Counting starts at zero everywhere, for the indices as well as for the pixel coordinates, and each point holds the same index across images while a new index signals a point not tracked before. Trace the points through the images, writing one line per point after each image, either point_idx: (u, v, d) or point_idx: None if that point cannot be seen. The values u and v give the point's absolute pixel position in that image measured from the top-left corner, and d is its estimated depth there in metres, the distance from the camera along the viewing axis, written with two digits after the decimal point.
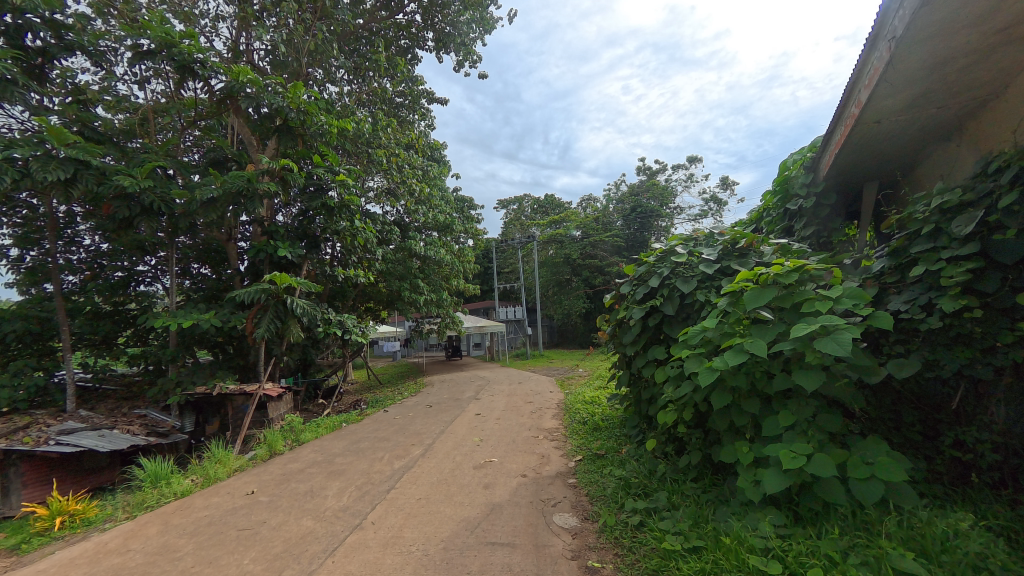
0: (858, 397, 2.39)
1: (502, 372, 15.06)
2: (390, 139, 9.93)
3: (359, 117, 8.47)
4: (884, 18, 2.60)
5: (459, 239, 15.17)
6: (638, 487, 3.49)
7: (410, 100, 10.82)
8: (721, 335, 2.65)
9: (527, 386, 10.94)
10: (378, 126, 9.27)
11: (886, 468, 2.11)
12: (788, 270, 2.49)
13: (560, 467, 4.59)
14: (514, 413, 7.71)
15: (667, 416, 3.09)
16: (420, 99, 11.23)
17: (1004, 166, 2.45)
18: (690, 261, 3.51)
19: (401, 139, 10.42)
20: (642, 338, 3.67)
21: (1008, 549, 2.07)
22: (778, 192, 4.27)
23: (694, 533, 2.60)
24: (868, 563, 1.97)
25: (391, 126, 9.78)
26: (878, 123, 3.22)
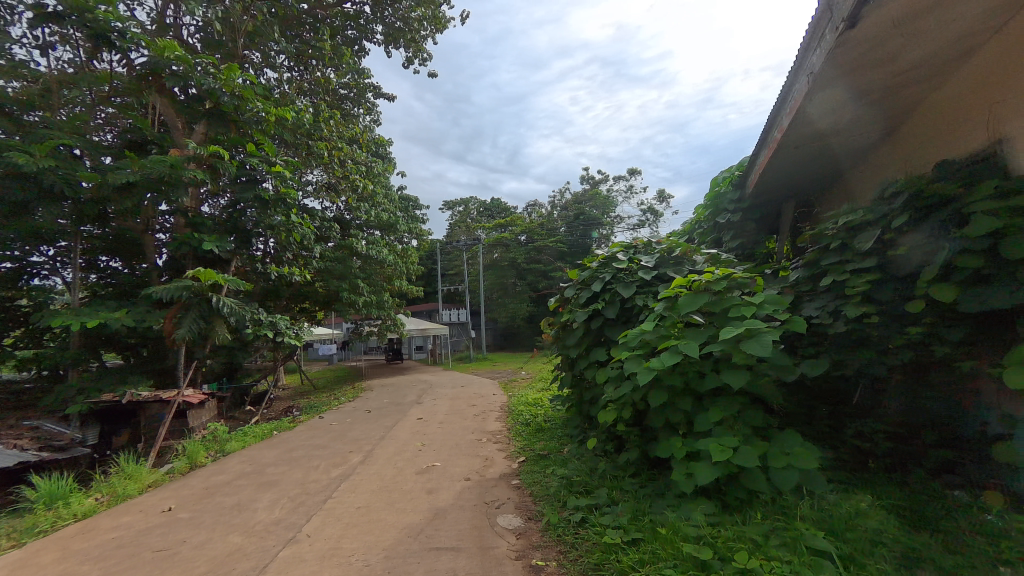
0: (778, 395, 2.64)
1: (445, 375, 14.93)
2: (333, 132, 9.50)
3: (300, 106, 8.03)
4: (805, 55, 2.92)
5: (403, 239, 14.85)
6: (580, 485, 3.58)
7: (356, 95, 10.44)
8: (659, 338, 2.76)
9: (470, 390, 10.94)
10: (321, 117, 8.85)
11: (800, 457, 2.36)
12: (718, 278, 2.72)
13: (504, 469, 4.63)
14: (458, 416, 7.67)
15: (607, 415, 3.20)
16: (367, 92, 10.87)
17: (897, 193, 2.85)
18: (630, 268, 3.70)
19: (345, 132, 10.02)
20: (584, 340, 3.80)
21: (899, 524, 2.37)
22: (709, 206, 4.75)
23: (634, 526, 2.72)
24: (786, 544, 2.18)
25: (335, 118, 9.36)
26: (799, 147, 3.59)
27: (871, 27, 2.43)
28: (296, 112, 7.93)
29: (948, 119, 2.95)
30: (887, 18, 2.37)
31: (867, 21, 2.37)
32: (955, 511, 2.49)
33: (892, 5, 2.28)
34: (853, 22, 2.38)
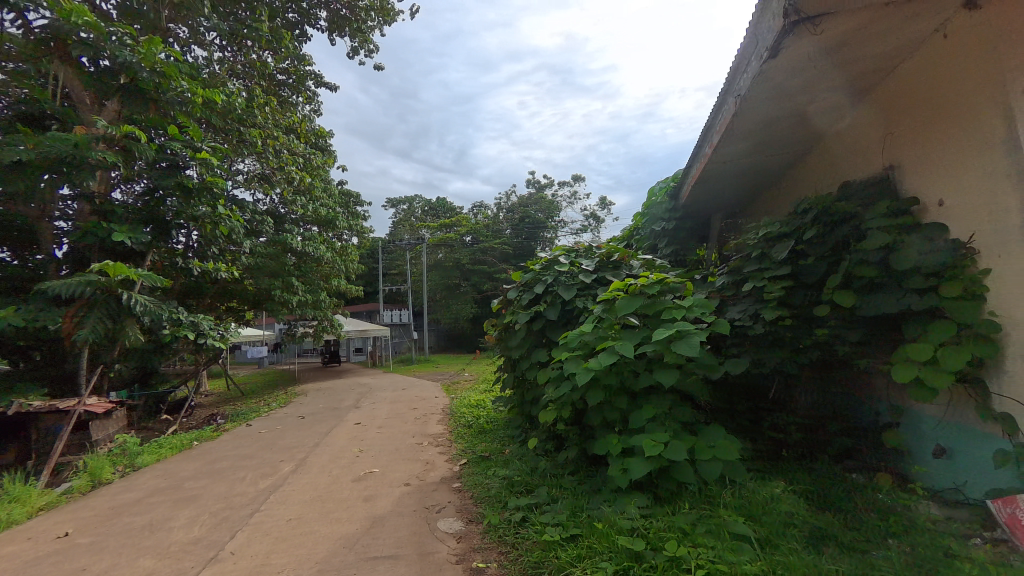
0: (704, 392, 2.84)
1: (385, 378, 14.47)
2: (269, 119, 8.90)
3: (232, 90, 7.45)
4: (734, 79, 3.16)
5: (343, 237, 14.24)
6: (521, 485, 3.63)
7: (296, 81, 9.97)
8: (597, 339, 2.87)
9: (411, 392, 10.71)
10: (256, 103, 8.27)
11: (723, 450, 2.56)
12: (652, 282, 2.88)
13: (445, 472, 4.59)
14: (398, 420, 7.48)
15: (548, 415, 3.27)
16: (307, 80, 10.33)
17: (808, 209, 3.17)
18: (571, 271, 3.81)
19: (282, 121, 9.43)
20: (526, 342, 3.86)
21: (805, 506, 2.64)
22: (646, 214, 5.02)
23: (572, 523, 2.81)
24: (711, 531, 2.35)
25: (270, 105, 8.78)
26: (727, 162, 3.89)
27: (789, 60, 2.69)
28: (227, 95, 7.34)
29: (854, 145, 3.34)
30: (802, 52, 2.64)
31: (786, 53, 2.63)
32: (851, 492, 2.81)
33: (807, 42, 2.55)
34: (774, 53, 2.63)
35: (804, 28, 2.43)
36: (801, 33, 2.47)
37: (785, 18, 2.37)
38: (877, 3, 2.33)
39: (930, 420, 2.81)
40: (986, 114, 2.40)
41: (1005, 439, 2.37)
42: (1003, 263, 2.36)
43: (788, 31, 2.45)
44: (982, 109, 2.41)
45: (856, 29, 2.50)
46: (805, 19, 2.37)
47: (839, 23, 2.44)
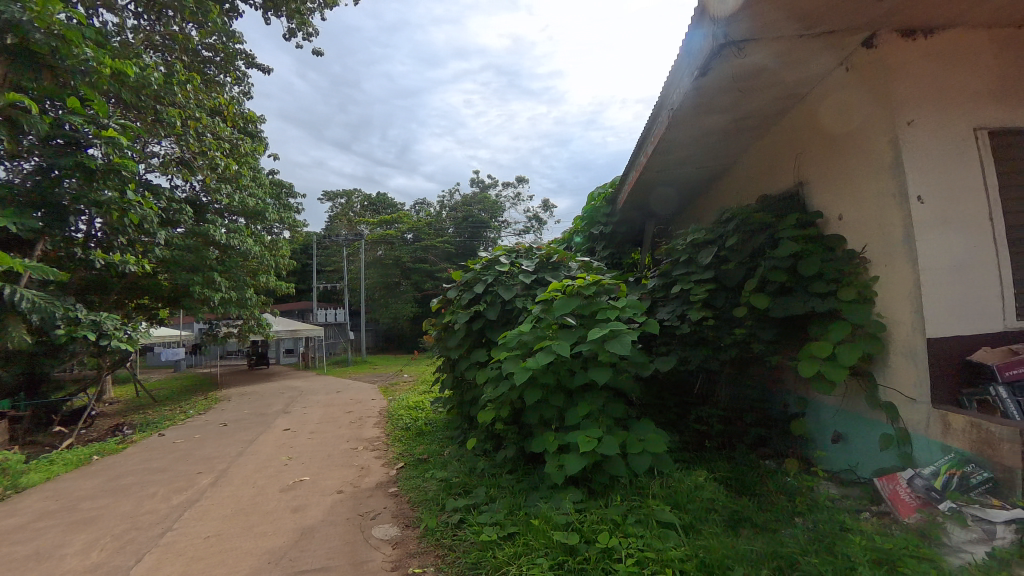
0: (635, 388, 2.97)
1: (318, 380, 13.75)
2: (191, 99, 8.14)
3: (148, 63, 6.73)
4: (667, 93, 3.34)
5: (273, 230, 13.35)
6: (459, 486, 3.60)
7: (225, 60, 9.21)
8: (535, 339, 2.90)
9: (347, 395, 10.25)
10: (176, 80, 7.53)
11: (652, 443, 2.69)
12: (588, 283, 2.97)
13: (381, 477, 4.44)
14: (332, 424, 7.13)
15: (486, 415, 3.26)
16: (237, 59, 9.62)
17: (730, 218, 3.43)
18: (511, 271, 3.84)
19: (206, 102, 8.67)
20: (466, 342, 3.82)
21: (724, 492, 2.84)
22: (585, 218, 5.20)
23: (509, 521, 2.82)
24: (640, 520, 2.46)
25: (193, 84, 8.03)
26: (660, 172, 4.11)
27: (716, 79, 2.89)
28: (141, 69, 6.62)
29: (771, 163, 3.66)
30: (728, 74, 2.85)
31: (714, 73, 2.83)
32: (763, 477, 3.07)
33: (732, 64, 2.75)
34: (703, 72, 2.81)
35: (729, 51, 2.63)
36: (727, 55, 2.67)
37: (714, 40, 2.54)
38: (791, 35, 2.57)
39: (829, 410, 3.17)
40: (876, 142, 2.72)
41: (887, 425, 2.71)
42: (887, 272, 2.68)
43: (716, 52, 2.63)
44: (875, 136, 2.73)
45: (773, 56, 2.74)
46: (730, 43, 2.56)
47: (760, 50, 2.66)
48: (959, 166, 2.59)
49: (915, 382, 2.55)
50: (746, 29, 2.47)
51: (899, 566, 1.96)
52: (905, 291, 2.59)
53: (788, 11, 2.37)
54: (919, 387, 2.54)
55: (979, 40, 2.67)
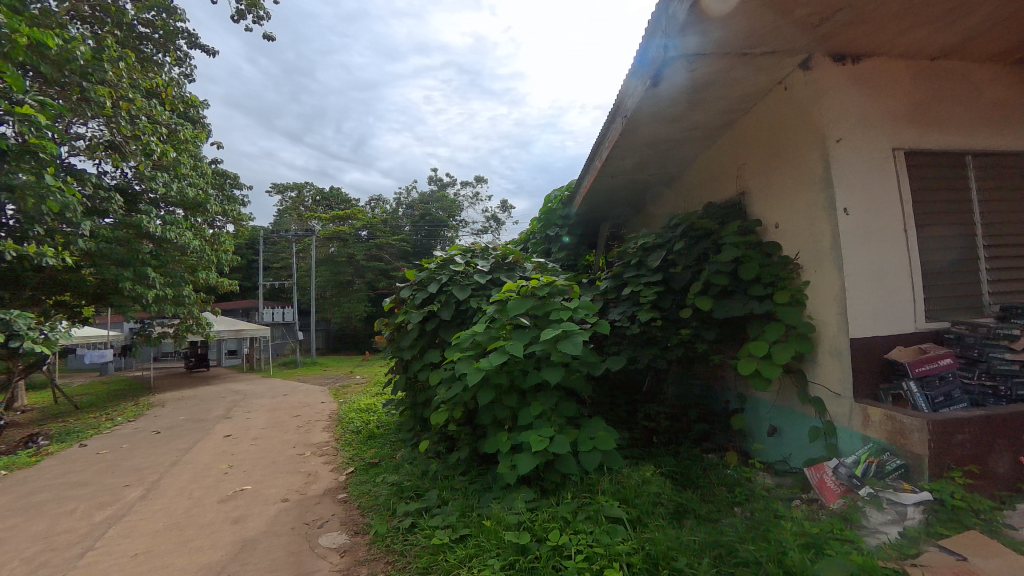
0: (587, 387, 3.02)
1: (263, 383, 13.05)
2: (124, 77, 7.52)
3: (74, 36, 6.14)
4: (620, 101, 3.43)
5: (215, 223, 12.57)
6: (411, 489, 3.52)
7: (165, 38, 9.02)
8: (489, 339, 2.89)
9: (294, 398, 9.78)
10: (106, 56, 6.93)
11: (602, 440, 2.75)
12: (542, 284, 2.98)
13: (329, 483, 4.27)
14: (277, 429, 6.79)
15: (439, 417, 3.21)
16: (177, 38, 9.28)
17: (678, 224, 3.58)
18: (466, 271, 3.81)
19: (142, 82, 8.04)
20: (419, 343, 3.74)
21: (671, 486, 2.94)
22: (541, 219, 5.28)
23: (462, 524, 2.79)
24: (590, 517, 2.50)
25: (127, 61, 7.43)
26: (614, 177, 4.22)
27: (666, 89, 3.00)
28: (66, 41, 6.05)
29: (716, 172, 3.85)
30: (677, 84, 2.96)
31: (665, 83, 2.93)
32: (706, 470, 3.21)
33: (681, 75, 2.86)
34: (655, 82, 2.90)
35: (679, 62, 2.73)
36: (677, 66, 2.77)
37: (666, 52, 2.63)
38: (735, 51, 2.70)
39: (765, 405, 3.37)
40: (809, 156, 2.92)
41: (816, 418, 2.92)
42: (817, 277, 2.89)
43: (667, 64, 2.73)
44: (808, 150, 2.92)
45: (719, 70, 2.88)
46: (680, 55, 2.66)
47: (707, 64, 2.78)
48: (880, 182, 2.82)
49: (840, 378, 2.76)
50: (695, 43, 2.58)
51: (824, 548, 2.11)
52: (832, 295, 2.79)
53: (735, 29, 2.50)
54: (843, 383, 2.75)
55: (897, 68, 2.94)
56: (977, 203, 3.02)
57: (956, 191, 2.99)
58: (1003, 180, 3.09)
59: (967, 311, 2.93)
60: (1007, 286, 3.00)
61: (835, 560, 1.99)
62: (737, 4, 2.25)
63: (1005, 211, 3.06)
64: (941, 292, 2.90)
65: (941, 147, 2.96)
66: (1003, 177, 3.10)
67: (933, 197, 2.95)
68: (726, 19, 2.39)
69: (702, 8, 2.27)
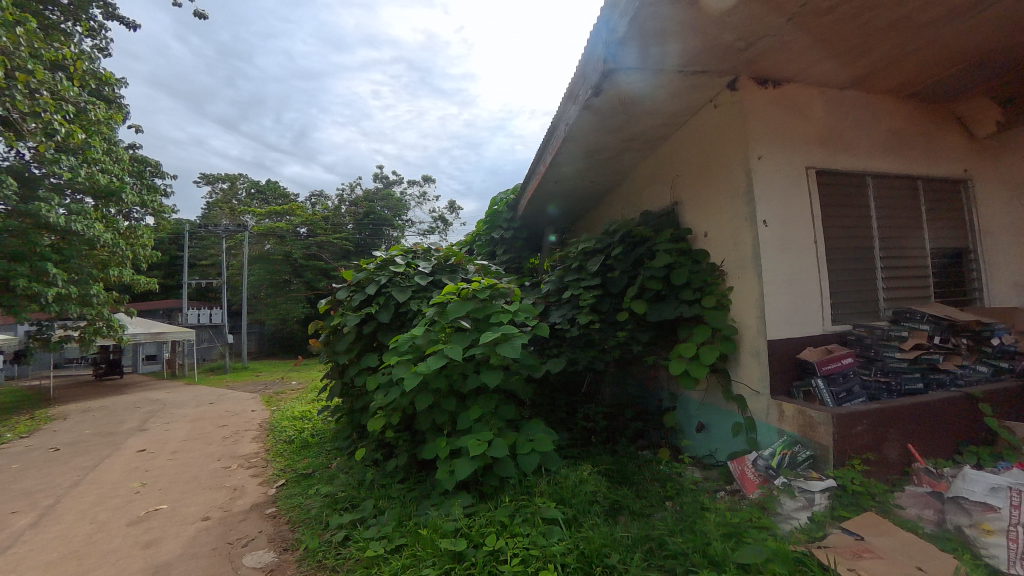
0: (526, 390, 3.03)
1: (185, 391, 11.99)
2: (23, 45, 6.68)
3: None
4: (563, 109, 3.50)
5: (132, 214, 11.43)
6: (345, 500, 3.36)
7: (74, 6, 8.33)
8: (428, 342, 2.82)
9: (220, 407, 9.06)
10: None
11: (540, 442, 2.76)
12: (483, 287, 2.96)
13: (257, 498, 3.98)
14: (200, 441, 6.27)
15: (376, 423, 3.10)
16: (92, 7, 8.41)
17: (617, 230, 3.71)
18: (407, 272, 3.71)
19: (45, 53, 7.17)
20: (356, 346, 3.60)
21: (607, 484, 3.01)
22: (487, 222, 5.31)
23: (398, 533, 2.70)
24: (527, 519, 2.50)
25: (27, 28, 6.61)
26: (557, 183, 4.31)
27: (607, 101, 3.10)
28: None
29: (653, 182, 4.03)
30: (618, 96, 3.07)
31: (605, 94, 3.02)
32: (641, 466, 3.33)
33: (620, 87, 2.96)
34: (595, 93, 2.99)
35: (619, 75, 2.82)
36: (617, 79, 2.86)
37: (606, 64, 2.71)
38: (671, 68, 2.83)
39: (694, 403, 3.56)
40: (734, 171, 3.13)
41: (738, 414, 3.13)
42: (739, 284, 3.09)
43: (607, 75, 2.80)
44: (733, 165, 3.13)
45: (656, 85, 3.01)
46: (620, 68, 2.75)
47: (645, 77, 2.90)
48: (794, 197, 3.07)
49: (759, 377, 2.97)
50: (633, 57, 2.67)
51: (744, 536, 2.25)
52: (752, 300, 3.00)
53: (669, 47, 2.62)
54: (761, 381, 2.96)
55: (811, 94, 3.22)
56: (875, 218, 3.36)
57: (857, 208, 3.32)
58: (896, 199, 3.48)
59: (865, 315, 3.27)
60: (897, 293, 3.38)
61: (753, 546, 2.12)
62: (674, 21, 2.37)
63: (897, 227, 3.44)
64: (844, 298, 3.21)
65: (846, 169, 3.28)
66: (896, 197, 3.48)
67: (838, 212, 3.26)
68: (663, 35, 2.50)
69: (640, 23, 2.37)
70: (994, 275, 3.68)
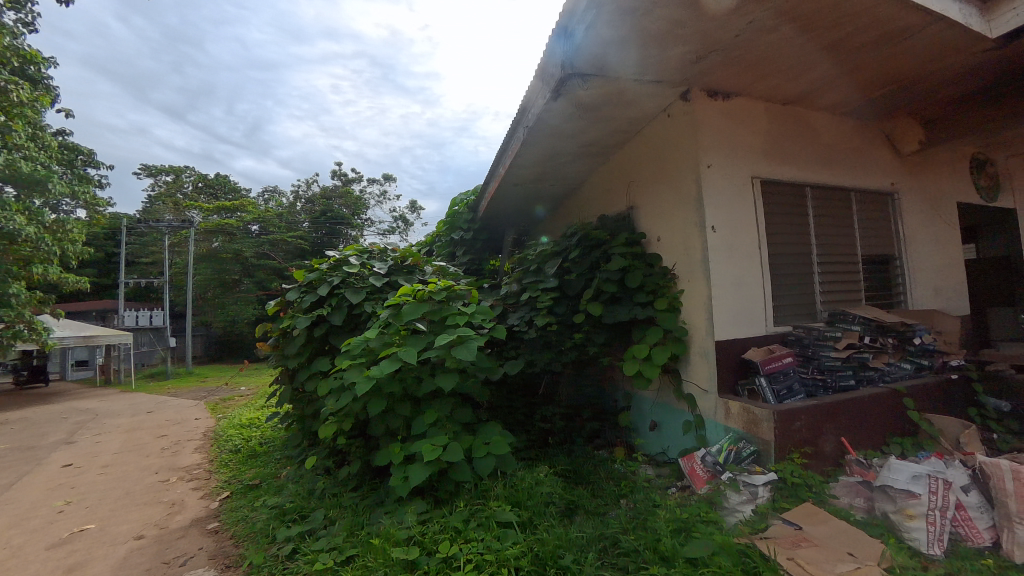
0: (483, 392, 3.01)
1: (119, 399, 11.12)
2: None
3: None
4: (522, 111, 3.51)
5: (61, 206, 10.54)
6: (294, 512, 3.21)
7: None
8: (382, 346, 2.75)
9: (159, 415, 8.47)
10: None
11: (496, 445, 2.75)
12: (439, 289, 2.91)
13: (198, 512, 3.74)
14: (136, 453, 5.84)
15: (327, 429, 2.98)
16: None
17: (574, 233, 3.76)
18: (361, 273, 3.61)
19: None
20: (307, 350, 3.46)
21: (563, 484, 3.03)
22: (447, 223, 5.26)
23: (349, 544, 2.60)
24: (481, 524, 2.48)
25: None
26: (517, 185, 4.32)
27: (564, 106, 3.14)
28: None
29: (610, 186, 4.12)
30: (575, 102, 3.11)
31: (564, 99, 3.05)
32: (597, 466, 3.39)
33: (577, 93, 3.00)
34: (553, 98, 3.02)
35: (576, 80, 2.86)
36: (574, 84, 2.90)
37: (564, 69, 2.74)
38: (626, 76, 2.90)
39: (648, 402, 3.67)
40: (686, 178, 3.24)
41: (688, 413, 3.24)
42: (690, 287, 3.21)
43: (565, 80, 2.83)
44: (684, 173, 3.25)
45: (613, 92, 3.06)
46: (577, 74, 2.78)
47: (602, 84, 2.95)
48: (740, 205, 3.22)
49: (707, 376, 3.09)
50: (590, 64, 2.71)
51: (692, 531, 2.33)
52: (701, 302, 3.12)
53: (625, 56, 2.68)
54: (709, 380, 3.08)
55: (756, 108, 3.39)
56: (813, 227, 3.57)
57: (797, 217, 3.52)
58: (831, 209, 3.71)
59: (804, 317, 3.47)
60: (832, 297, 3.61)
61: (701, 541, 2.20)
62: (629, 30, 2.43)
63: (833, 235, 3.68)
64: (785, 301, 3.40)
65: (787, 179, 3.47)
66: (831, 207, 3.72)
67: (780, 221, 3.44)
68: (619, 44, 2.56)
69: (596, 31, 2.41)
70: (916, 280, 4.01)
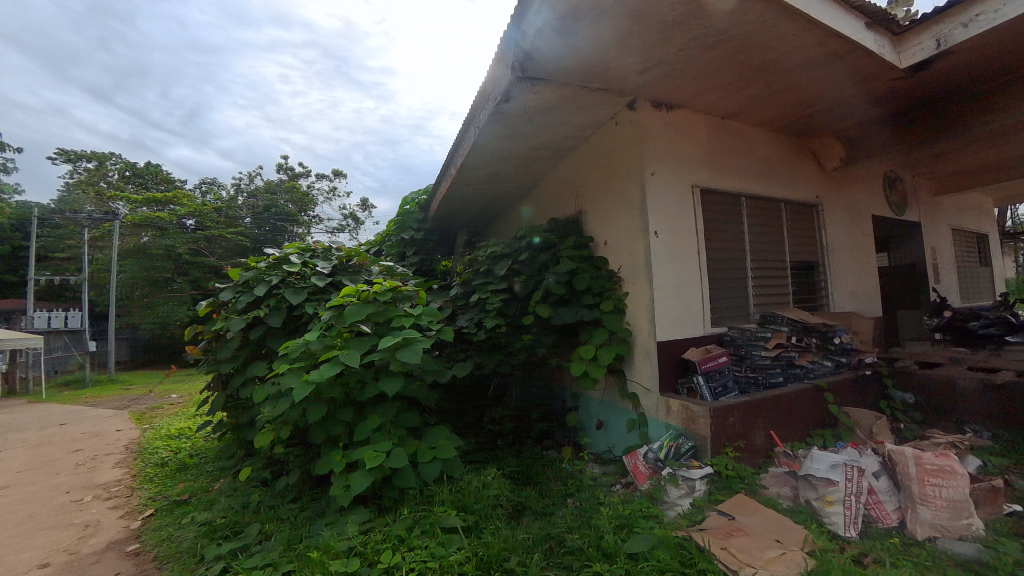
0: (430, 396, 2.96)
1: (25, 410, 9.96)
2: None
3: None
4: (474, 112, 3.49)
5: None
6: (226, 528, 3.00)
7: None
8: (323, 349, 2.63)
9: (73, 428, 7.66)
10: None
11: (442, 450, 2.71)
12: (385, 290, 2.83)
13: (116, 534, 3.42)
14: (44, 470, 5.26)
15: (262, 438, 2.82)
16: None
17: (525, 235, 3.78)
18: (303, 273, 3.44)
19: None
20: (242, 353, 3.27)
21: (511, 486, 3.04)
22: (397, 222, 5.14)
23: (284, 559, 2.46)
24: (426, 530, 2.42)
25: None
26: (469, 186, 4.29)
27: (515, 108, 3.15)
28: None
29: (560, 190, 4.18)
30: (526, 105, 3.13)
31: (515, 101, 3.06)
32: (545, 466, 3.42)
33: (527, 97, 3.03)
34: (504, 99, 3.02)
35: (526, 83, 2.87)
36: (525, 87, 2.91)
37: (514, 71, 2.75)
38: (575, 83, 2.96)
39: (595, 402, 3.76)
40: (631, 185, 3.35)
41: (632, 411, 3.35)
42: (634, 289, 3.31)
43: (515, 82, 2.84)
44: (630, 179, 3.35)
45: (563, 97, 3.11)
46: (527, 77, 2.79)
47: (552, 89, 2.99)
48: (681, 212, 3.37)
49: (649, 376, 3.20)
50: (540, 68, 2.74)
51: (634, 526, 2.40)
52: (644, 305, 3.22)
53: (573, 62, 2.73)
54: (651, 380, 3.19)
55: (697, 120, 3.56)
56: (747, 234, 3.80)
57: (733, 224, 3.73)
58: (763, 218, 3.97)
59: (738, 319, 3.69)
60: (764, 300, 3.85)
61: (642, 536, 2.27)
62: (576, 37, 2.47)
63: (764, 242, 3.93)
64: (721, 303, 3.59)
65: (724, 189, 3.68)
66: (764, 215, 3.97)
67: (718, 228, 3.63)
68: (568, 50, 2.60)
69: (545, 34, 2.43)
70: (837, 285, 4.37)
